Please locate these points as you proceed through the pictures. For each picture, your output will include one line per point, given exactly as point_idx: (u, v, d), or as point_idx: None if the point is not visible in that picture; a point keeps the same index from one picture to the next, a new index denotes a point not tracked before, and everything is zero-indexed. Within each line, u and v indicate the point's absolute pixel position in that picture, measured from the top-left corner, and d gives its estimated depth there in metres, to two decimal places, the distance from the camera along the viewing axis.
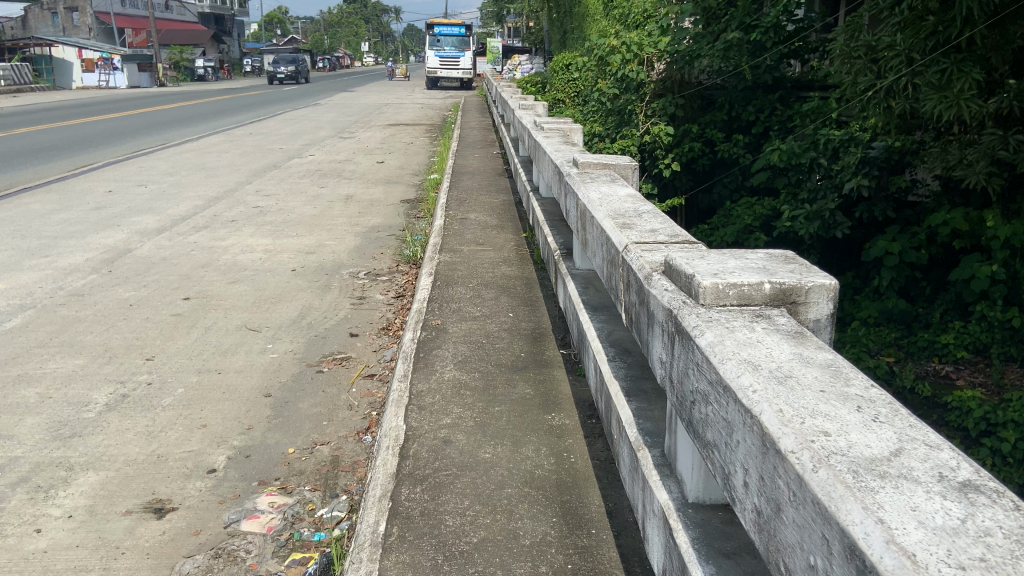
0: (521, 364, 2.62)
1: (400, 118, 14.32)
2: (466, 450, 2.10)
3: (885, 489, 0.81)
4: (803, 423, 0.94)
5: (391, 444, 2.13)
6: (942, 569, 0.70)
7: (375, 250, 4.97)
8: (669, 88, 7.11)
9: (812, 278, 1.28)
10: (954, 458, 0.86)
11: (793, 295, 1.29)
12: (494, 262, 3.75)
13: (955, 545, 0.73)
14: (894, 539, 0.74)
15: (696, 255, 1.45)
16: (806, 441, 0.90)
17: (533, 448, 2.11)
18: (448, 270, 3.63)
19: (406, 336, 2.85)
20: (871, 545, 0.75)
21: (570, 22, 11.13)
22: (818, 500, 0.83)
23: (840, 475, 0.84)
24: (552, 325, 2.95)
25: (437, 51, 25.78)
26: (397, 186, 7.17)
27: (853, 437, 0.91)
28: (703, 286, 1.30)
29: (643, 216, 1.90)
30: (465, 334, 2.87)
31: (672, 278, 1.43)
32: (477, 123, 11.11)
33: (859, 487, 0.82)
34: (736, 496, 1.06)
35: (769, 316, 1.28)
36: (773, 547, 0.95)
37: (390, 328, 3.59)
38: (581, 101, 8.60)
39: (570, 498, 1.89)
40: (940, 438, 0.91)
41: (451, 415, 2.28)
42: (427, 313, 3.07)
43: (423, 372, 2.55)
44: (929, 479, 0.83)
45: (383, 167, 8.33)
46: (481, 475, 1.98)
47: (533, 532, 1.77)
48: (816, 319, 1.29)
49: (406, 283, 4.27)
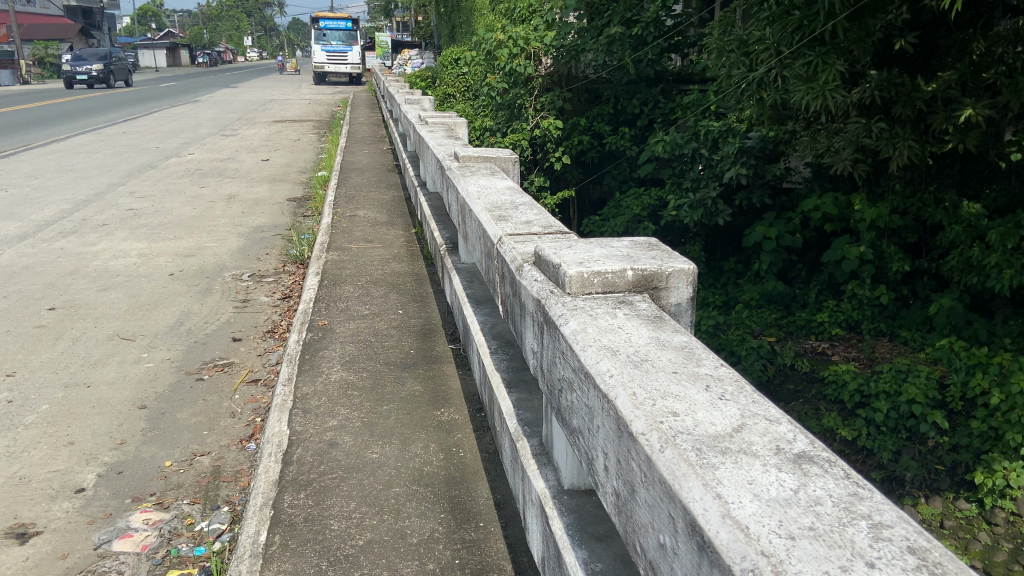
0: (410, 361, 2.59)
1: (283, 114, 13.97)
2: (354, 452, 2.06)
3: (725, 465, 0.83)
4: (654, 405, 0.96)
5: (274, 450, 2.06)
6: (772, 539, 0.72)
7: (260, 251, 4.82)
8: (556, 82, 7.20)
9: (672, 263, 1.32)
10: (791, 431, 0.89)
11: (654, 280, 1.32)
12: (384, 259, 3.71)
13: (786, 514, 0.75)
14: (729, 512, 0.75)
15: (563, 246, 1.47)
16: (655, 422, 0.92)
17: (422, 446, 2.09)
18: (336, 268, 3.56)
19: (291, 338, 2.77)
20: (709, 520, 0.76)
21: (457, 17, 11.14)
22: (663, 480, 0.85)
23: (685, 454, 0.85)
24: (442, 320, 2.94)
25: (324, 45, 25.27)
26: (283, 185, 6.98)
27: (699, 416, 0.93)
28: (568, 275, 1.31)
29: (518, 208, 1.92)
30: (353, 333, 2.82)
31: (541, 269, 1.44)
32: (365, 119, 10.97)
33: (701, 465, 0.83)
34: (599, 480, 1.07)
35: (630, 302, 1.31)
36: (630, 528, 0.96)
37: (276, 331, 3.49)
38: (471, 96, 8.60)
39: (458, 493, 1.88)
40: (780, 413, 0.95)
41: (337, 417, 2.23)
42: (314, 313, 2.99)
43: (307, 374, 2.48)
44: (766, 452, 0.85)
45: (269, 165, 8.09)
46: (369, 476, 1.95)
47: (420, 530, 1.75)
48: (676, 303, 1.34)
49: (293, 283, 4.16)
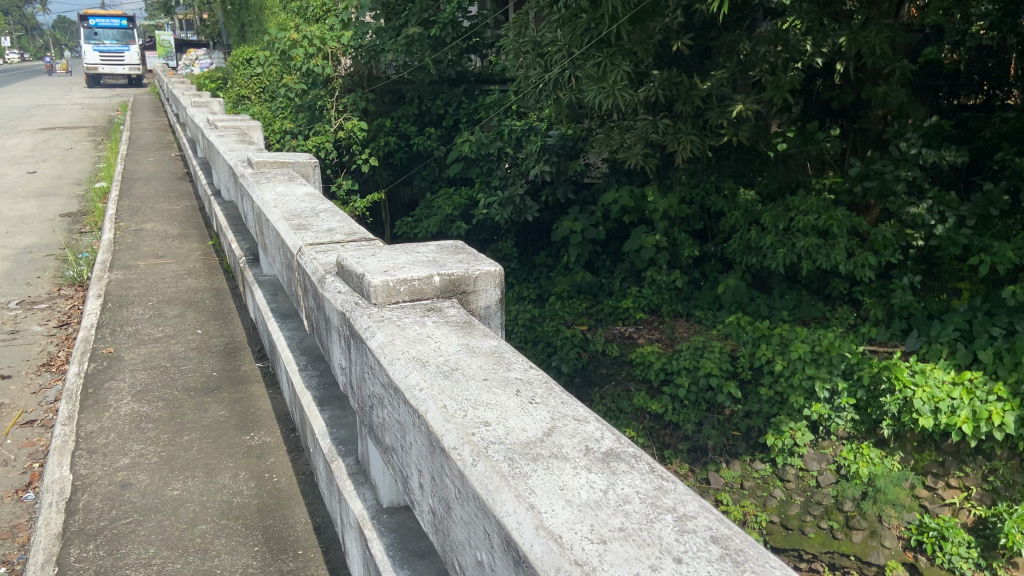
0: (213, 385, 2.40)
1: (49, 121, 12.59)
2: (151, 491, 1.87)
3: (537, 472, 0.82)
4: (465, 416, 0.94)
5: (55, 500, 1.82)
6: (585, 546, 0.71)
7: (28, 274, 4.29)
8: (358, 84, 7.06)
9: (478, 266, 1.32)
10: (599, 429, 0.90)
11: (462, 284, 1.31)
12: (177, 275, 3.43)
13: (597, 518, 0.75)
14: (543, 524, 0.74)
15: (367, 254, 1.42)
16: (467, 434, 0.90)
17: (229, 475, 1.94)
18: (122, 288, 3.24)
19: (69, 370, 2.47)
20: (523, 534, 0.75)
21: (246, 15, 10.61)
22: (478, 495, 0.82)
23: (498, 465, 0.84)
24: (247, 337, 2.75)
25: (96, 45, 23.11)
26: (54, 199, 6.27)
27: (510, 423, 0.92)
28: (373, 285, 1.26)
29: (319, 216, 1.84)
30: (145, 359, 2.58)
31: (345, 280, 1.38)
32: (148, 123, 10.16)
33: (513, 475, 0.82)
34: (415, 498, 1.03)
35: (439, 308, 1.28)
36: (447, 547, 0.93)
37: (53, 363, 3.11)
38: (267, 97, 8.21)
39: (273, 522, 1.76)
40: (587, 411, 0.96)
41: (130, 454, 2.02)
42: (96, 341, 2.70)
43: (93, 410, 2.23)
44: (576, 454, 0.86)
45: (35, 177, 7.24)
46: (170, 516, 1.77)
47: (231, 567, 1.62)
48: (485, 306, 1.33)
49: (71, 309, 3.73)
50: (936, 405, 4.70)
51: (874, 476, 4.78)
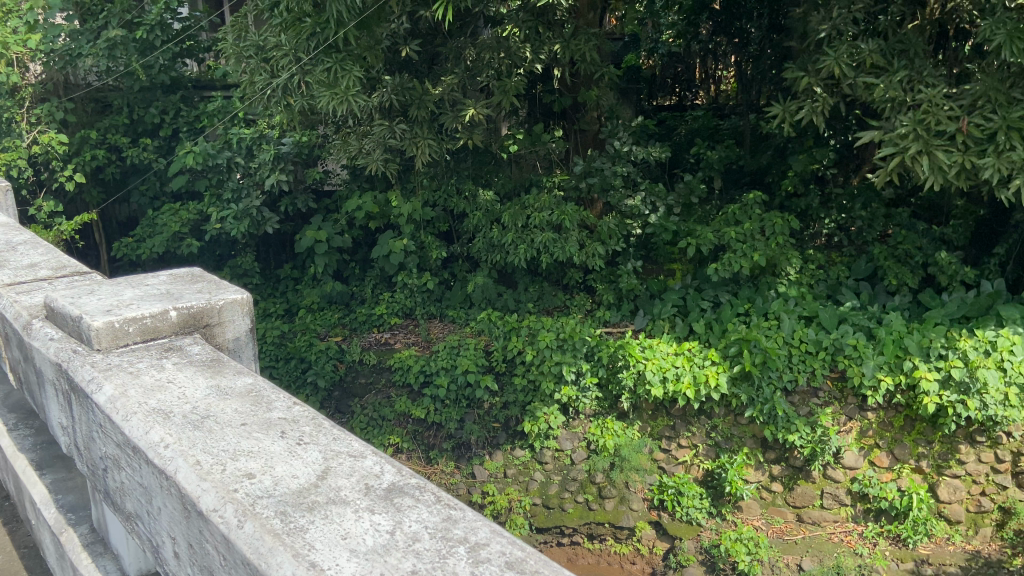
0: None
1: None
2: None
3: (315, 522, 0.95)
4: (226, 472, 1.06)
5: None
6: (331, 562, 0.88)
7: None
8: (52, 92, 6.17)
9: (221, 299, 1.54)
10: (378, 465, 1.08)
11: (206, 316, 1.52)
12: None
13: (378, 555, 0.90)
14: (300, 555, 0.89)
15: (90, 297, 1.55)
16: (230, 493, 1.01)
17: None
18: None
19: None
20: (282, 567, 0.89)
21: None
22: (232, 536, 0.95)
23: (258, 512, 0.97)
24: None
25: None
26: None
27: (278, 471, 1.06)
28: (99, 329, 1.41)
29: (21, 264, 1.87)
30: None
31: (60, 326, 1.49)
32: None
33: (291, 529, 0.94)
34: (172, 553, 1.13)
35: (181, 345, 1.47)
36: None
37: None
38: None
39: None
40: (360, 448, 1.14)
41: None
42: None
43: None
44: (357, 494, 1.02)
45: None
46: None
47: None
48: (235, 334, 1.55)
49: None
50: (664, 375, 5.24)
51: (619, 446, 5.34)
